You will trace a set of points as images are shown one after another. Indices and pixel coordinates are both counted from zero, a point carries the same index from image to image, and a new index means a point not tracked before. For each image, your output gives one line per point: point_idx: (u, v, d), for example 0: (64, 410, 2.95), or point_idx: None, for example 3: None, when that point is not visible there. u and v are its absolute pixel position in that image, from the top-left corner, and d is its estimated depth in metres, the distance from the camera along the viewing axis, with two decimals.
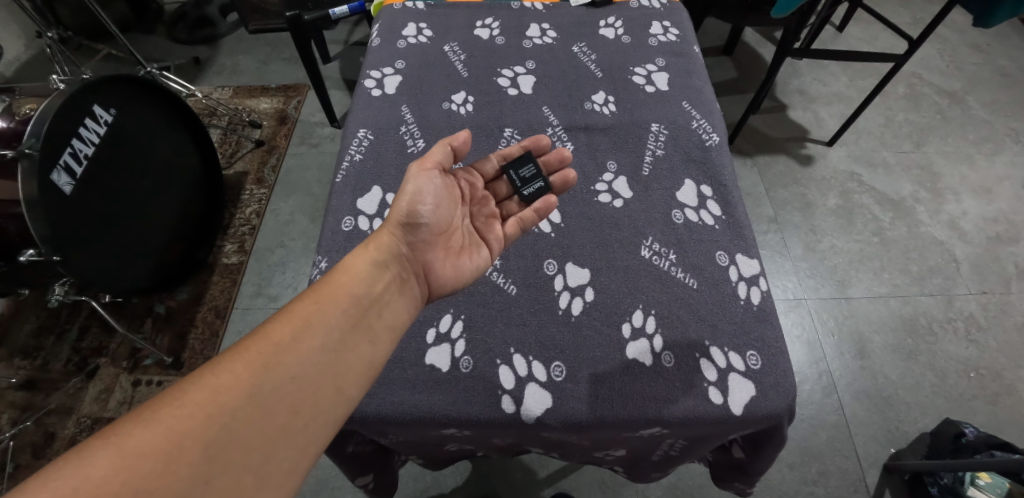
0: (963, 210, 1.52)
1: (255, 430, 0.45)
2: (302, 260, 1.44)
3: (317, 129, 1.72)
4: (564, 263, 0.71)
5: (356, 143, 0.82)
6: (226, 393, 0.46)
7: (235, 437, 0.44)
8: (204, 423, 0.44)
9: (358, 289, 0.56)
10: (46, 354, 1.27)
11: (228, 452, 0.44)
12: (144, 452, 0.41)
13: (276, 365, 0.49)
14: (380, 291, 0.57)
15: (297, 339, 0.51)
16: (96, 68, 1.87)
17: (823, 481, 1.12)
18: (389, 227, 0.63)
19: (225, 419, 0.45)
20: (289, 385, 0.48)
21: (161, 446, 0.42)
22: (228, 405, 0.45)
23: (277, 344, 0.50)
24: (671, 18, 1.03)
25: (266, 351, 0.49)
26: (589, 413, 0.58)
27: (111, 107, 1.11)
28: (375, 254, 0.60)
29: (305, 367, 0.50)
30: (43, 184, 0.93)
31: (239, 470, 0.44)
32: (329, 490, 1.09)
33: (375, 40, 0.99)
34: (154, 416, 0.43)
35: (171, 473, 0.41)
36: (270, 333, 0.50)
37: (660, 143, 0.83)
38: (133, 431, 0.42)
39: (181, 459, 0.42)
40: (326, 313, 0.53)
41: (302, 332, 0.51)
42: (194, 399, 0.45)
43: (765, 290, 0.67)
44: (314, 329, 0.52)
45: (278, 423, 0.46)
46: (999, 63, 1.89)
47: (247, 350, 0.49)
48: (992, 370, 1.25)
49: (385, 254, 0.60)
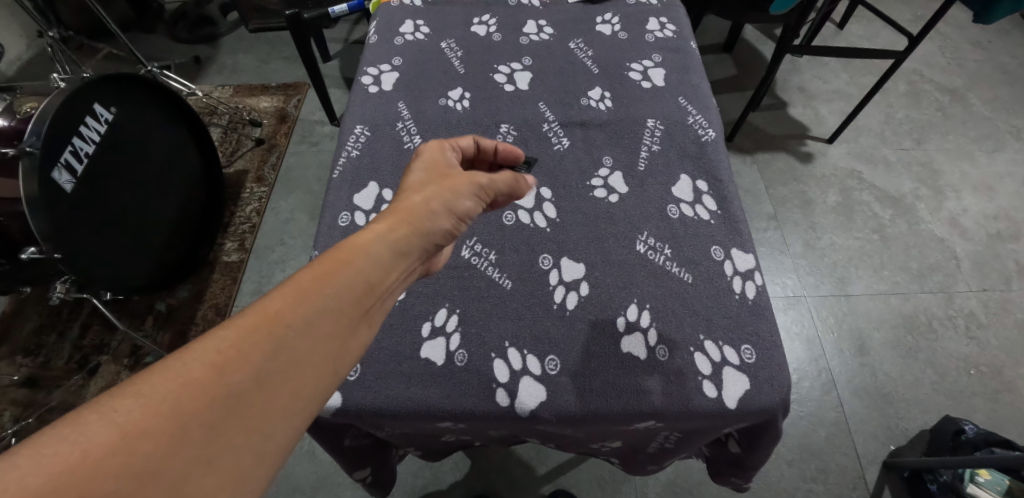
0: (964, 207, 1.51)
1: (266, 409, 0.34)
2: (302, 258, 1.44)
3: (317, 127, 1.72)
4: (558, 258, 0.71)
5: (352, 139, 0.83)
6: (226, 363, 0.34)
7: (242, 417, 0.33)
8: (204, 401, 0.32)
9: (384, 253, 0.46)
10: (48, 351, 1.28)
11: (233, 435, 0.32)
12: (129, 436, 0.29)
13: (289, 332, 0.37)
14: (403, 258, 0.47)
15: (309, 297, 0.39)
16: (96, 68, 1.88)
17: (822, 478, 1.12)
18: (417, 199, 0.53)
19: (227, 395, 0.33)
20: (304, 356, 0.37)
21: (149, 428, 0.30)
22: (229, 375, 0.34)
23: (292, 306, 0.38)
24: (668, 14, 1.03)
25: (273, 314, 0.37)
26: (582, 405, 0.58)
27: (111, 107, 1.12)
28: (416, 227, 0.50)
29: (325, 337, 0.39)
30: (44, 181, 0.94)
31: (246, 461, 0.33)
32: (330, 486, 1.10)
33: (372, 37, 0.99)
34: (135, 390, 0.31)
35: (166, 463, 0.30)
36: (276, 294, 0.39)
37: (656, 138, 0.83)
38: (110, 410, 0.30)
39: (177, 445, 0.30)
40: (347, 266, 0.42)
41: (317, 290, 0.40)
42: (190, 369, 0.33)
43: (760, 284, 0.67)
44: (331, 289, 0.41)
45: (294, 385, 0.36)
46: (1000, 60, 1.88)
47: (248, 313, 0.37)
48: (992, 368, 1.24)
49: (423, 228, 0.50)
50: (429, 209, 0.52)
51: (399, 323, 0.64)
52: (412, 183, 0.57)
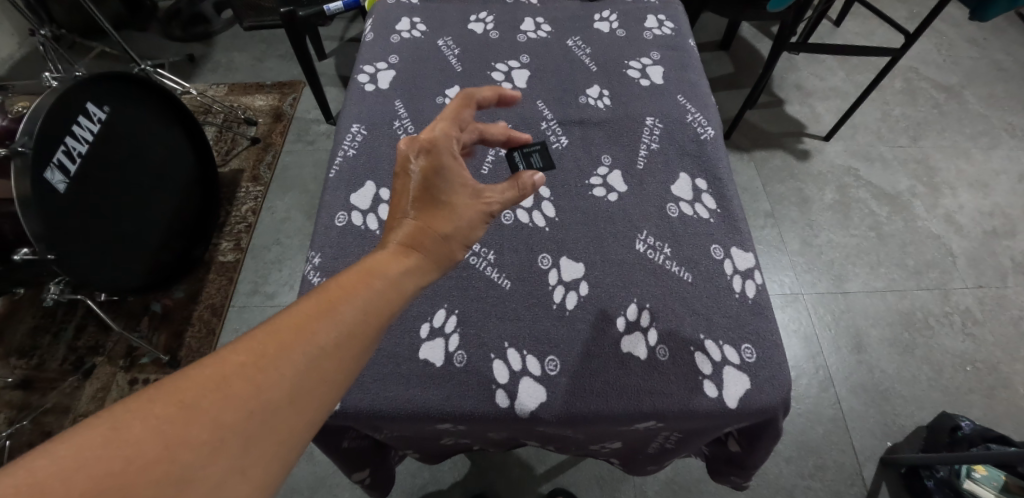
0: (960, 204, 1.52)
1: (293, 419, 0.35)
2: (298, 257, 1.43)
3: (313, 126, 1.71)
4: (558, 258, 0.70)
5: (348, 138, 0.82)
6: (259, 375, 0.34)
7: (274, 428, 0.34)
8: (239, 412, 0.33)
9: (404, 268, 0.45)
10: (42, 353, 1.26)
11: (265, 445, 0.33)
12: (170, 444, 0.30)
13: (317, 348, 0.37)
14: (421, 274, 0.47)
15: (336, 312, 0.39)
16: (89, 66, 1.86)
17: (820, 475, 1.12)
18: (428, 219, 0.50)
19: (260, 407, 0.33)
20: (330, 372, 0.37)
21: (189, 436, 0.31)
22: (259, 385, 0.34)
23: (320, 318, 0.38)
24: (666, 11, 1.03)
25: (302, 328, 0.37)
26: (583, 405, 0.58)
27: (104, 106, 1.11)
28: (432, 250, 0.48)
29: (351, 351, 0.39)
30: (36, 181, 0.92)
31: (277, 470, 0.34)
32: (328, 487, 1.09)
33: (369, 35, 0.98)
34: (172, 395, 0.32)
35: (203, 471, 0.30)
36: (304, 306, 0.38)
37: (655, 137, 0.83)
38: (150, 415, 0.31)
39: (214, 454, 0.31)
40: (376, 289, 0.42)
41: (343, 303, 0.40)
42: (226, 379, 0.33)
43: (760, 283, 0.67)
44: (356, 303, 0.40)
45: (309, 411, 0.36)
46: (996, 57, 1.89)
47: (277, 325, 0.37)
48: (988, 364, 1.25)
49: (439, 250, 0.49)
50: (442, 232, 0.50)
51: (397, 323, 0.63)
52: (418, 197, 0.52)
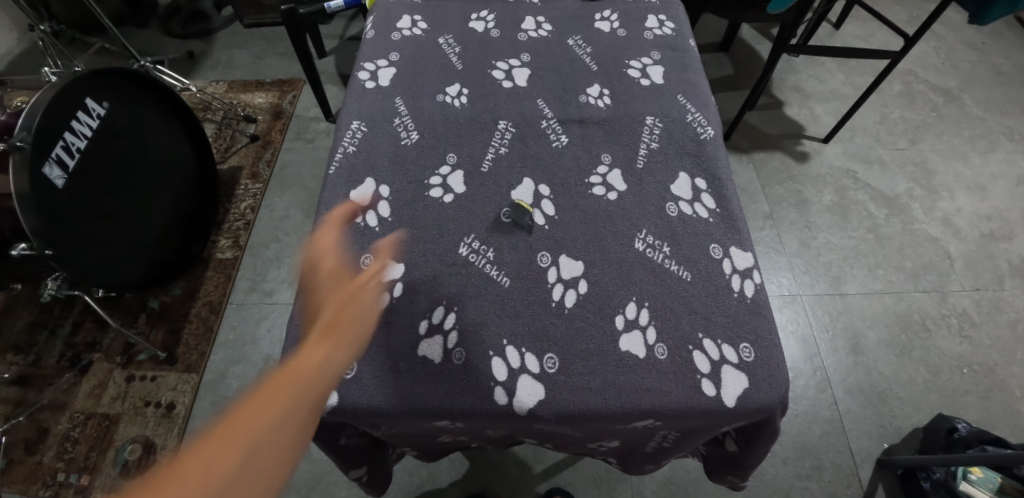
0: (957, 207, 1.52)
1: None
2: (297, 255, 1.43)
3: (312, 124, 1.71)
4: (558, 256, 0.70)
5: (349, 135, 0.82)
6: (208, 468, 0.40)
7: None
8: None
9: (327, 358, 0.54)
10: (39, 349, 1.26)
11: None
12: None
13: (257, 438, 0.43)
14: (345, 354, 0.56)
15: (268, 407, 0.46)
16: (87, 62, 1.86)
17: (817, 476, 1.12)
18: (321, 336, 0.56)
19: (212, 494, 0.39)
20: (277, 448, 0.45)
21: None
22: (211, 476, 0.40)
23: (261, 410, 0.45)
24: (667, 12, 1.03)
25: (242, 424, 0.43)
26: (582, 403, 0.58)
27: (104, 102, 1.11)
28: (347, 334, 0.58)
29: (287, 438, 0.46)
30: (35, 176, 0.92)
31: None
32: (325, 485, 1.09)
33: (369, 32, 0.98)
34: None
35: None
36: (241, 405, 0.45)
37: (655, 136, 0.83)
38: None
39: None
40: (297, 388, 0.50)
41: (274, 401, 0.47)
42: (181, 478, 0.39)
43: (759, 283, 0.67)
44: (282, 403, 0.48)
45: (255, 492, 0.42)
46: (994, 61, 1.89)
47: (214, 428, 0.42)
48: (985, 366, 1.25)
49: (353, 331, 0.58)
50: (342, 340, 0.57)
51: (396, 320, 0.63)
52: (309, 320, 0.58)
